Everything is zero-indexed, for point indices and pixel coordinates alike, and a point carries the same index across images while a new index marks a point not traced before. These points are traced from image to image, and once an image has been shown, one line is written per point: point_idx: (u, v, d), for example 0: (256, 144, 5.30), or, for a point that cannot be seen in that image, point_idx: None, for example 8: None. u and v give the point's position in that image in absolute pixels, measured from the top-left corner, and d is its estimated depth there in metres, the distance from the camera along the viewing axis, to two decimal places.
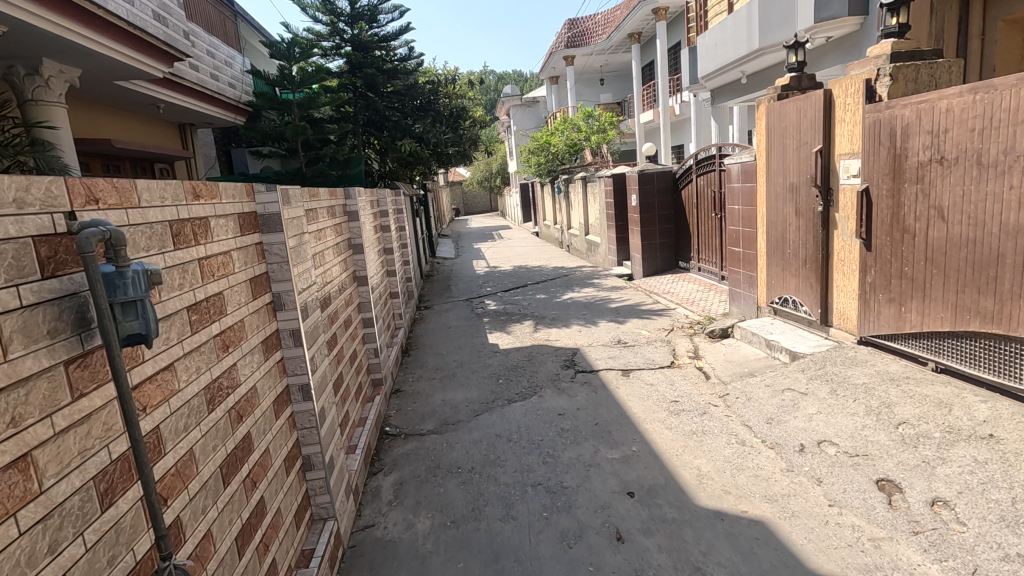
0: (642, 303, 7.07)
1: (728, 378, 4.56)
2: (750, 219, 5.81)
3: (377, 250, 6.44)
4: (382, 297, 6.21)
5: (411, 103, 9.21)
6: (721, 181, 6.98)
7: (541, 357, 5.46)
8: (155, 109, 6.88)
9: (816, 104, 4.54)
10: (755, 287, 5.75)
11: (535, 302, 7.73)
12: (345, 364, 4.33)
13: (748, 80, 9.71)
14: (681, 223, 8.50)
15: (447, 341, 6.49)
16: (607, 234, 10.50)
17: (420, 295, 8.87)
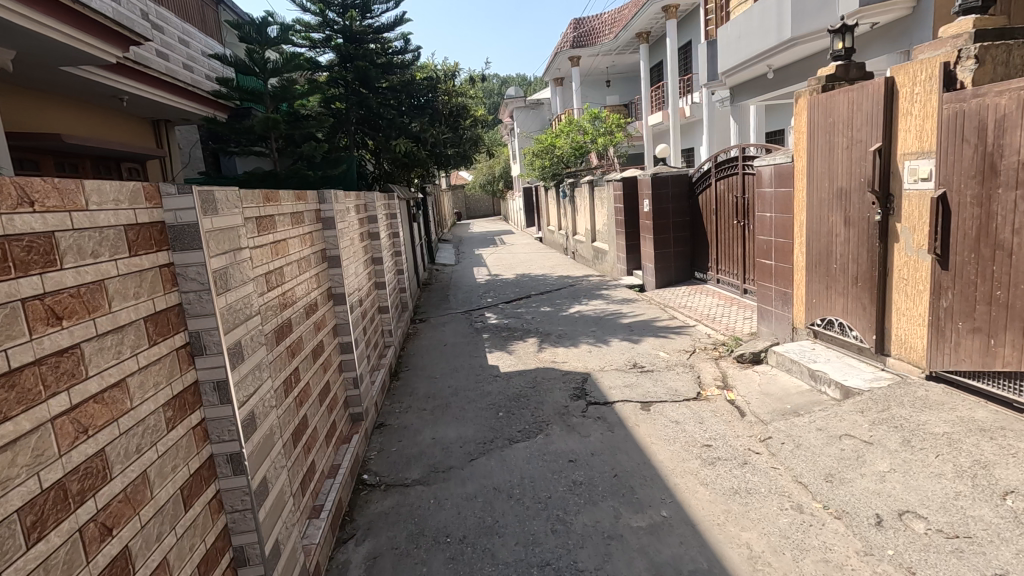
0: (655, 319, 6.50)
1: (769, 418, 4.05)
2: (782, 229, 5.48)
3: (364, 261, 5.88)
4: (369, 313, 5.64)
5: (408, 101, 8.65)
6: (745, 186, 6.38)
7: (547, 383, 4.87)
8: (118, 102, 6.32)
9: (878, 96, 4.19)
10: (789, 306, 5.42)
11: (539, 316, 7.16)
12: (306, 404, 3.78)
13: (774, 74, 9.09)
14: (697, 231, 7.90)
15: (443, 361, 5.93)
16: (616, 242, 9.93)
17: (416, 306, 8.31)
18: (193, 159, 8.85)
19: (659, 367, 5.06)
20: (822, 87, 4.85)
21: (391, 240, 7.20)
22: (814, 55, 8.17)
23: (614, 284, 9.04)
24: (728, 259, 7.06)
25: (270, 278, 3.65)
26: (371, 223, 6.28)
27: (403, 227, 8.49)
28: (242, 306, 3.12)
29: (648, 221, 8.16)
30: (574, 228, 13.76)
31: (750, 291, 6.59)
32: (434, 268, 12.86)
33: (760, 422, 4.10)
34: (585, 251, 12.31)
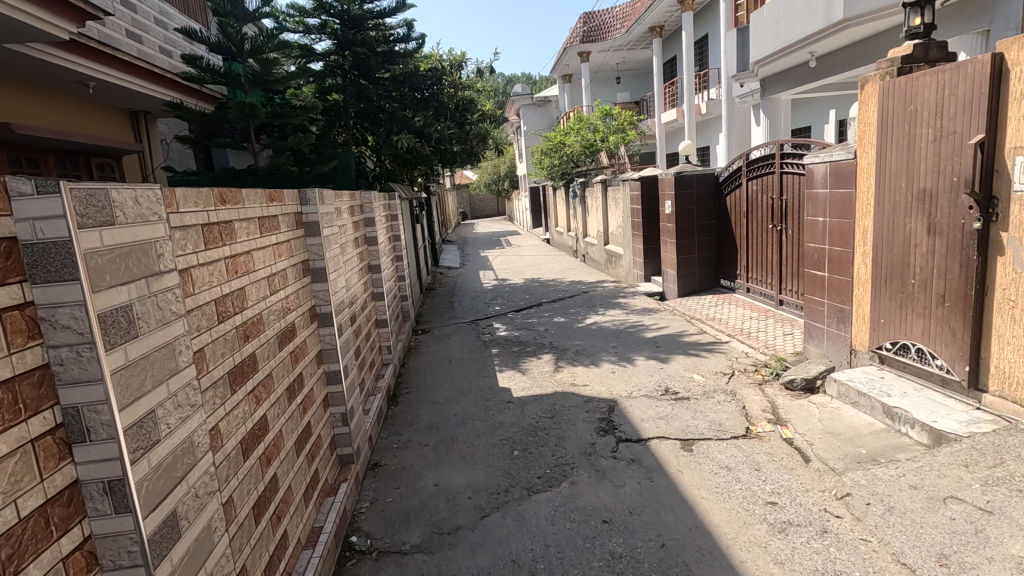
0: (683, 333, 5.87)
1: (841, 467, 3.44)
2: (840, 238, 4.83)
3: (360, 270, 5.27)
4: (365, 329, 5.03)
5: (410, 94, 8.06)
6: (786, 187, 5.73)
7: (568, 416, 4.24)
8: (84, 89, 5.75)
9: (983, 77, 3.49)
10: (848, 324, 4.79)
11: (553, 328, 6.54)
12: (282, 457, 2.99)
13: (815, 62, 8.33)
14: (725, 236, 7.28)
15: (448, 382, 5.30)
16: (632, 246, 9.30)
17: (419, 315, 7.71)
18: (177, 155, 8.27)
19: (695, 394, 4.44)
20: (898, 71, 4.20)
21: (391, 244, 6.58)
22: (863, 41, 7.48)
23: (631, 291, 8.41)
24: (762, 267, 6.43)
25: (253, 296, 3.00)
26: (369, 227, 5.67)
27: (404, 229, 7.89)
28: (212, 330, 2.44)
29: (670, 224, 7.53)
30: (584, 229, 13.15)
31: (787, 302, 6.01)
32: (438, 271, 12.26)
33: (828, 470, 3.45)
34: (596, 254, 11.69)
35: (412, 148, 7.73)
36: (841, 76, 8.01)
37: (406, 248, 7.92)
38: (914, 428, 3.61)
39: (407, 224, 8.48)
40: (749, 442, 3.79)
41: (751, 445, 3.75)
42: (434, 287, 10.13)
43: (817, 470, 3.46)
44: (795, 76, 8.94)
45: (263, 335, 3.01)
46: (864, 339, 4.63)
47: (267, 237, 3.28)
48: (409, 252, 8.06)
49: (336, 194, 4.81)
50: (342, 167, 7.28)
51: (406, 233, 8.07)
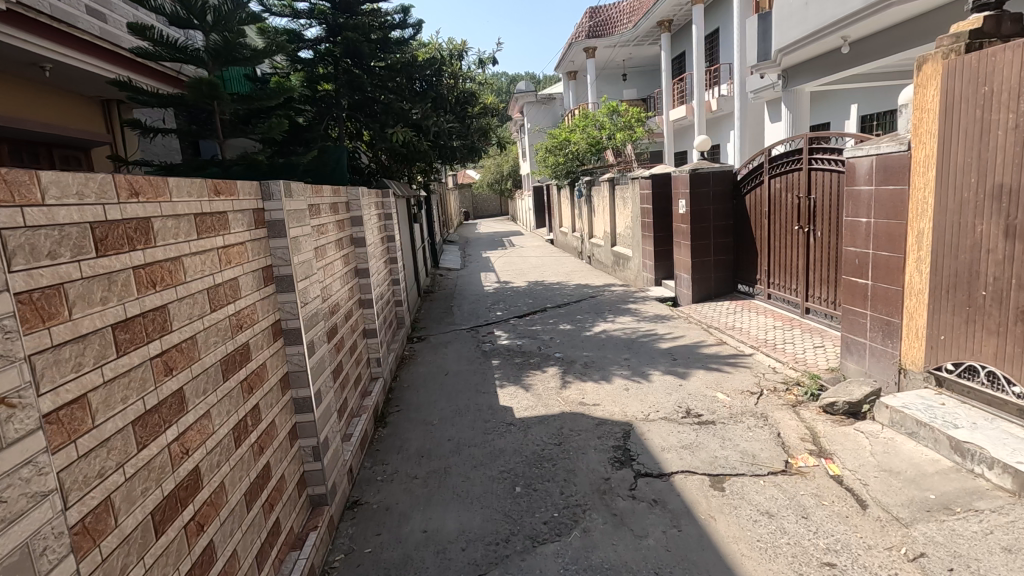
0: (701, 344, 5.38)
1: (902, 514, 2.95)
2: (887, 240, 4.35)
3: (343, 275, 4.79)
4: (347, 341, 4.54)
5: (408, 85, 7.55)
6: (817, 184, 5.26)
7: (579, 445, 3.77)
8: (41, 72, 5.38)
9: None
10: (897, 341, 4.32)
11: (559, 336, 6.06)
12: (217, 514, 2.59)
13: (849, 49, 7.81)
14: (743, 238, 6.80)
15: (444, 399, 4.82)
16: (642, 247, 8.81)
17: (415, 321, 7.24)
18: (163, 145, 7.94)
19: (719, 418, 3.97)
20: (966, 46, 3.75)
21: (383, 247, 6.11)
22: (899, 25, 6.97)
23: (642, 295, 7.92)
24: (787, 272, 5.93)
25: (174, 315, 2.49)
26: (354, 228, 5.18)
27: (400, 228, 7.42)
28: (85, 373, 1.91)
29: (684, 225, 7.05)
30: (591, 230, 12.66)
31: (814, 311, 5.55)
32: (437, 273, 11.77)
33: (890, 518, 2.94)
34: (603, 256, 11.20)
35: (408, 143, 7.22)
36: (872, 64, 7.50)
37: (402, 249, 7.44)
38: (987, 468, 3.12)
39: (403, 225, 8.01)
40: (788, 479, 3.30)
41: (793, 484, 3.26)
42: (433, 290, 9.66)
43: (874, 517, 2.97)
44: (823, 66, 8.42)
45: (188, 369, 2.48)
46: (917, 359, 4.15)
47: (206, 243, 2.76)
48: (405, 254, 7.58)
49: (314, 191, 4.35)
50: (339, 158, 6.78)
51: (401, 233, 7.59)
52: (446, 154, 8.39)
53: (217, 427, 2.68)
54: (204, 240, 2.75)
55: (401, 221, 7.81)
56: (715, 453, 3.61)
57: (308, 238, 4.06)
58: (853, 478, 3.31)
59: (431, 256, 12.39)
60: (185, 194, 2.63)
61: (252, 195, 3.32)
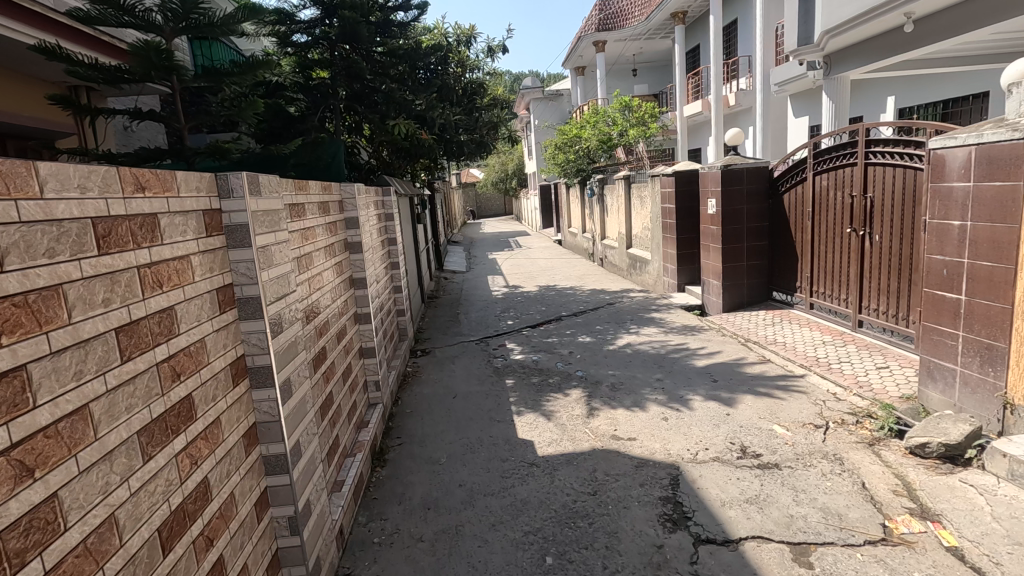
0: (743, 364, 4.77)
1: None
2: (990, 246, 3.68)
3: (334, 287, 4.19)
4: (338, 364, 3.94)
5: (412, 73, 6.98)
6: (882, 183, 4.67)
7: (628, 502, 3.16)
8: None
9: None
10: (1002, 369, 3.65)
11: (579, 351, 5.46)
12: None
13: (913, 27, 7.10)
14: (777, 241, 6.20)
15: (452, 429, 4.23)
16: (663, 250, 8.21)
17: (419, 331, 6.65)
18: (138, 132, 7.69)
19: (785, 461, 3.46)
20: None
21: (384, 252, 5.52)
22: None
23: (664, 302, 7.32)
24: (837, 281, 5.29)
25: (41, 379, 1.73)
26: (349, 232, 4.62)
27: (403, 230, 6.83)
28: None
29: (714, 228, 6.43)
30: (603, 231, 12.06)
31: (868, 324, 4.99)
32: (442, 276, 11.18)
33: None
34: (618, 258, 10.60)
35: (411, 137, 6.62)
36: (947, 41, 6.78)
37: (405, 253, 6.85)
38: None
39: (406, 227, 7.43)
40: (893, 553, 2.70)
41: (901, 560, 2.66)
42: (438, 295, 9.06)
43: None
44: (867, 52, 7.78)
45: (73, 459, 1.81)
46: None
47: (112, 262, 2.10)
48: (408, 258, 6.99)
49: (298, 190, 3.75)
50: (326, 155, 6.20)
51: (404, 236, 7.00)
52: (453, 149, 7.77)
53: (127, 533, 1.99)
54: (109, 258, 2.09)
55: (404, 223, 7.22)
56: (789, 509, 3.10)
57: (288, 245, 3.46)
58: (977, 551, 2.73)
59: (434, 258, 11.80)
60: (67, 194, 1.94)
61: (199, 193, 2.72)
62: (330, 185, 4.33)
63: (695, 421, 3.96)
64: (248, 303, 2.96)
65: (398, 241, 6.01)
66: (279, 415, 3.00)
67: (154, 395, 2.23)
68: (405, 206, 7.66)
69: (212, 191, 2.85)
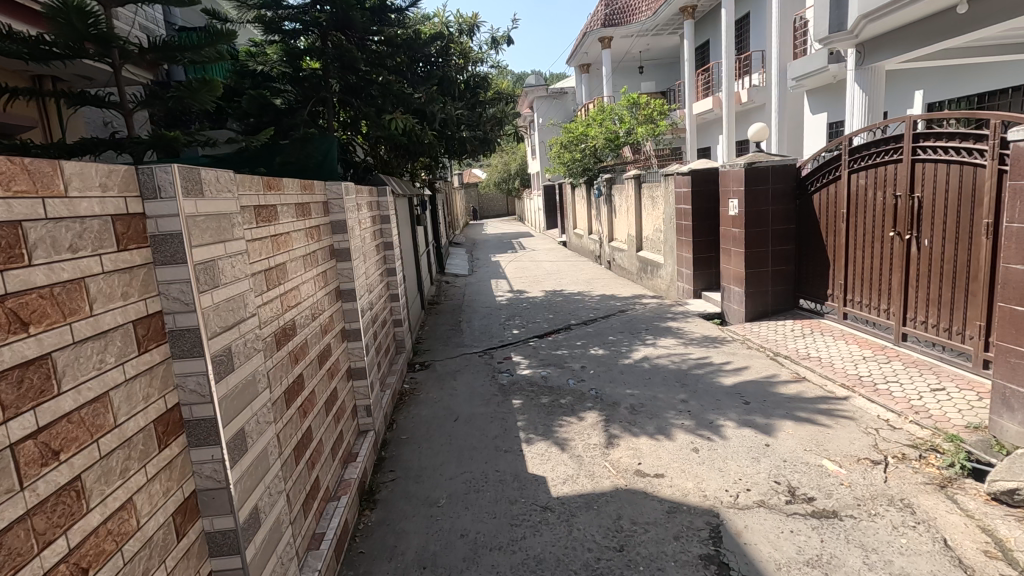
0: (776, 383, 4.30)
1: None
2: None
3: (321, 300, 3.74)
4: (326, 388, 3.49)
5: (410, 65, 6.54)
6: (935, 187, 4.34)
7: (660, 568, 2.71)
8: None
9: None
10: None
11: (592, 367, 5.00)
12: None
13: (966, 9, 6.29)
14: (805, 246, 5.85)
15: (453, 462, 3.77)
16: (677, 254, 7.74)
17: (419, 341, 6.19)
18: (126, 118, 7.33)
19: (844, 509, 3.09)
20: None
21: (380, 258, 5.07)
22: None
23: (680, 310, 6.85)
24: (876, 288, 5.02)
25: None
26: (336, 237, 4.09)
27: (401, 232, 6.39)
28: None
29: (737, 231, 5.98)
30: (611, 232, 11.59)
31: (914, 338, 4.74)
32: (443, 279, 10.72)
33: None
34: (628, 261, 10.13)
35: (408, 133, 6.17)
36: (1003, 26, 5.95)
37: (403, 258, 6.41)
38: None
39: (405, 229, 6.98)
40: None
41: None
42: (439, 300, 8.61)
43: None
44: (899, 42, 7.26)
45: None
46: None
47: None
48: (406, 262, 6.53)
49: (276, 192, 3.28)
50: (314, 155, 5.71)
51: (402, 240, 6.55)
52: (455, 145, 7.30)
53: None
54: None
55: (403, 226, 6.77)
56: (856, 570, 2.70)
57: (262, 255, 2.99)
58: None
59: (435, 260, 11.33)
60: None
61: (104, 191, 2.09)
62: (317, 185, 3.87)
63: (731, 453, 3.62)
64: (184, 336, 2.36)
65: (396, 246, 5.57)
66: (226, 479, 2.46)
67: (11, 495, 1.61)
68: (404, 207, 7.21)
69: (130, 190, 2.23)
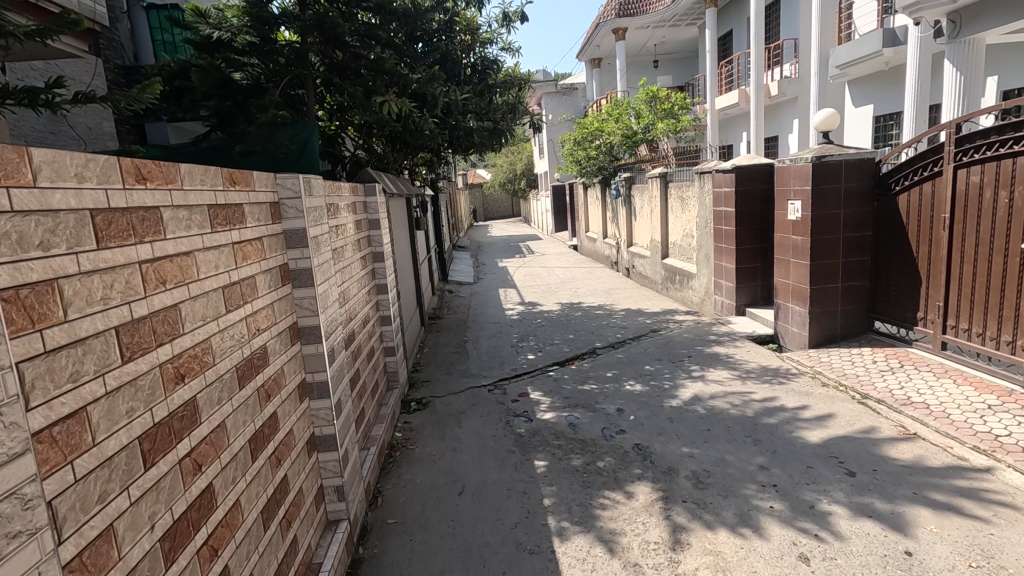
0: (881, 440, 3.26)
1: None
2: None
3: (275, 337, 2.69)
4: (269, 479, 2.43)
5: (407, 44, 5.60)
6: None
7: None
8: None
9: None
10: None
11: (631, 411, 3.98)
12: None
13: None
14: (889, 257, 4.75)
15: (455, 565, 2.55)
16: (716, 264, 6.72)
17: (415, 369, 5.19)
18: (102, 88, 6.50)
19: None
20: None
21: (365, 272, 4.07)
22: None
23: (724, 330, 5.82)
24: (995, 314, 3.86)
25: None
26: (275, 255, 2.79)
27: (395, 234, 5.40)
28: None
29: (800, 238, 4.96)
30: (630, 237, 10.59)
31: None
32: (446, 288, 9.73)
33: None
34: (652, 271, 9.12)
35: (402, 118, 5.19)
36: None
37: (398, 267, 5.41)
38: None
39: (400, 234, 5.98)
40: None
41: None
42: (442, 314, 7.62)
43: None
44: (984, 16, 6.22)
45: None
46: None
47: None
48: (401, 272, 5.53)
49: (150, 185, 1.91)
50: (291, 147, 4.95)
51: (397, 245, 5.55)
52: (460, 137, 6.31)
53: None
54: None
55: (397, 228, 5.75)
56: None
57: (131, 296, 1.74)
58: None
59: (438, 267, 10.34)
60: None
61: None
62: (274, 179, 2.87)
63: (860, 567, 2.28)
64: None
65: (387, 257, 4.56)
66: None
67: None
68: (399, 207, 6.22)
69: None
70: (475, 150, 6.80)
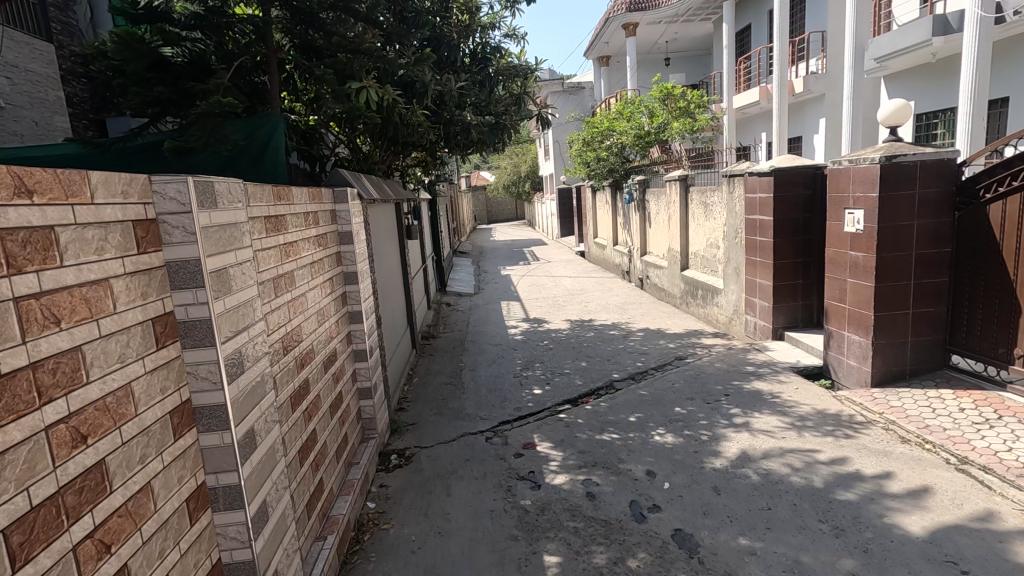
0: (1009, 536, 2.44)
1: None
2: None
3: (127, 438, 1.87)
4: None
5: (394, 22, 4.81)
6: None
7: None
8: None
9: None
10: None
11: (665, 475, 3.17)
12: None
13: None
14: (972, 279, 3.98)
15: None
16: (748, 280, 5.90)
17: (400, 408, 4.38)
18: (53, 78, 5.73)
19: None
20: None
21: (333, 298, 3.28)
22: None
23: (762, 359, 5.00)
24: None
25: None
26: (126, 307, 1.91)
27: (378, 244, 4.62)
28: None
29: (860, 255, 4.20)
30: (644, 245, 9.79)
31: None
32: (443, 300, 8.94)
33: None
34: (670, 283, 8.30)
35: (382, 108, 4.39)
36: None
37: (382, 285, 4.63)
38: None
39: (387, 243, 5.20)
40: None
41: None
42: (437, 333, 6.82)
43: None
44: None
45: None
46: None
47: None
48: (384, 290, 4.74)
49: None
50: (238, 139, 4.19)
51: (381, 257, 4.76)
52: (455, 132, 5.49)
53: None
54: None
55: (383, 239, 4.98)
56: None
57: None
58: None
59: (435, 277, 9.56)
60: None
61: None
62: (148, 185, 2.09)
63: None
64: None
65: (364, 278, 3.77)
66: None
67: None
68: (387, 214, 5.44)
69: None
70: (474, 149, 6.00)
